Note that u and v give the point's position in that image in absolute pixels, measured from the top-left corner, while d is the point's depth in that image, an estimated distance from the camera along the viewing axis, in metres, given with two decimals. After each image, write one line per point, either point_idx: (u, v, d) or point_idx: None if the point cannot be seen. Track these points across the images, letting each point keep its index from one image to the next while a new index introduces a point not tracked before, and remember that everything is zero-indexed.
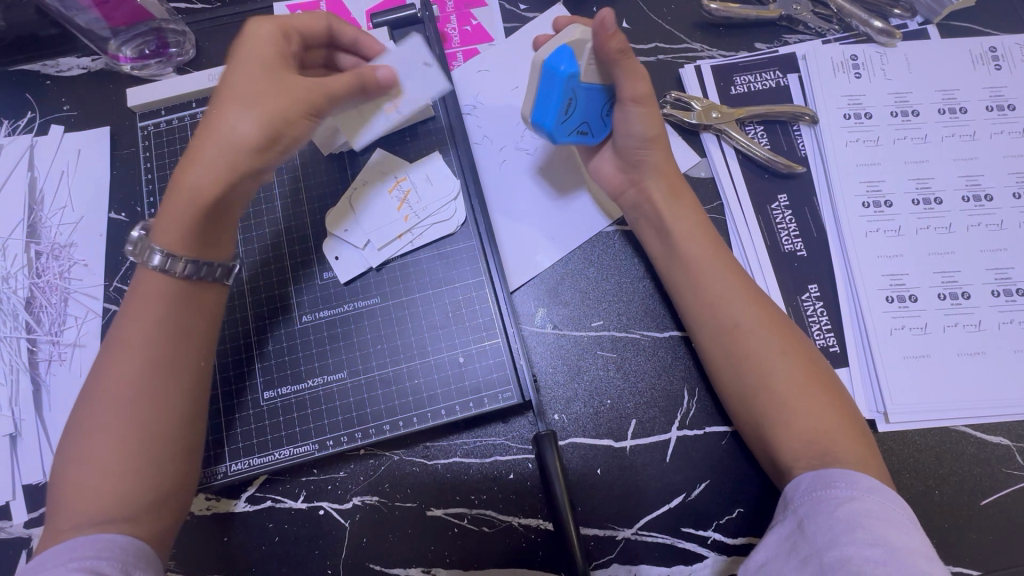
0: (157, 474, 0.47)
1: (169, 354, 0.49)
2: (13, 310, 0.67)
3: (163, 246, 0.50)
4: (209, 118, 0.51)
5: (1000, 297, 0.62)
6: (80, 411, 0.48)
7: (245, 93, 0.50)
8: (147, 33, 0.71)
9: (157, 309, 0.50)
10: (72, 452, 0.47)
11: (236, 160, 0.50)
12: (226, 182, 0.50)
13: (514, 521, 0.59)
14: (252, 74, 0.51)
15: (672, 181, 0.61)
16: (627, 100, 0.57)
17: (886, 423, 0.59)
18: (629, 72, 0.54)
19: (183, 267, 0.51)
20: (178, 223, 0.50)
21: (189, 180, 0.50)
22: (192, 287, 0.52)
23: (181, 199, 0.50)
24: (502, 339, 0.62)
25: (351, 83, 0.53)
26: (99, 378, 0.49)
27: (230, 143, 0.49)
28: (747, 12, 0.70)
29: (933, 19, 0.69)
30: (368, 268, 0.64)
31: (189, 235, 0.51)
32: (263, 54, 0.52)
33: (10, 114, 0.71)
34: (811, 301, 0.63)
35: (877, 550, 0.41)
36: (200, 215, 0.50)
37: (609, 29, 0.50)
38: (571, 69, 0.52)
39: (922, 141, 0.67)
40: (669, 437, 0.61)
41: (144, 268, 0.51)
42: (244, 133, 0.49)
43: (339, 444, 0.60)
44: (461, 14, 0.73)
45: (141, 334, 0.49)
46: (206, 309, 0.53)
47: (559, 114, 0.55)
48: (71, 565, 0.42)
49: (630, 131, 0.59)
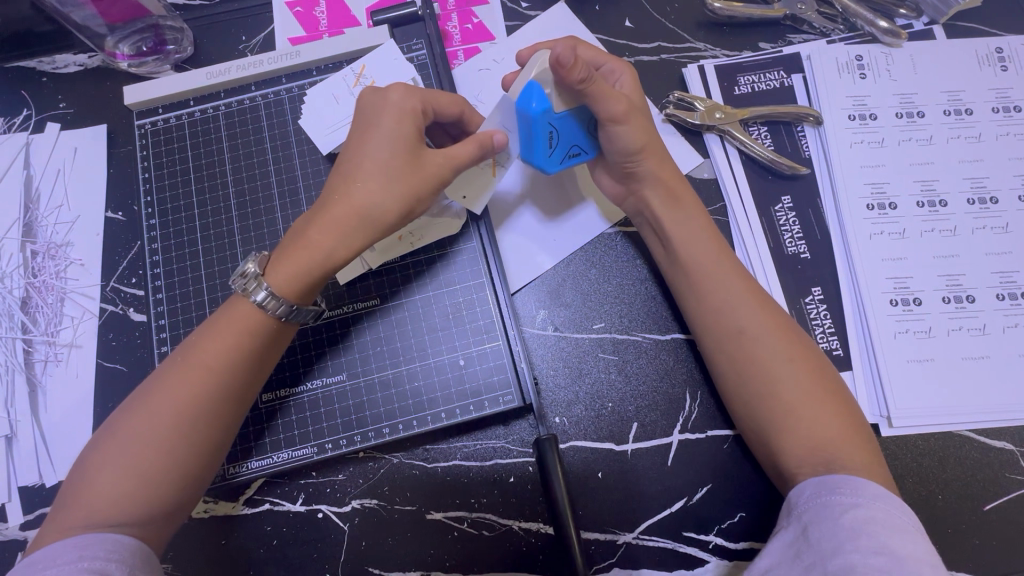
0: (170, 487, 0.46)
1: (231, 382, 0.49)
2: (9, 310, 0.66)
3: (272, 289, 0.49)
4: (347, 176, 0.51)
5: (1004, 301, 0.61)
6: (124, 413, 0.47)
7: (384, 159, 0.50)
8: (145, 29, 0.70)
9: (234, 336, 0.50)
10: (97, 450, 0.46)
11: (370, 224, 0.50)
12: (351, 243, 0.50)
13: (515, 525, 0.59)
14: (384, 139, 0.51)
15: (671, 186, 0.59)
16: (605, 120, 0.54)
17: (889, 428, 0.59)
18: (601, 94, 0.52)
19: (276, 307, 0.50)
20: (291, 271, 0.50)
21: (311, 238, 0.50)
22: (277, 327, 0.51)
23: (295, 253, 0.50)
24: (503, 341, 0.61)
25: (470, 149, 0.53)
26: (154, 388, 0.48)
27: (372, 209, 0.50)
28: (751, 11, 0.69)
29: (939, 19, 0.69)
30: (368, 268, 0.62)
31: (300, 282, 0.50)
32: (390, 111, 0.52)
33: (6, 111, 0.71)
34: (815, 304, 0.62)
35: (882, 558, 0.40)
36: (319, 272, 0.50)
37: (566, 63, 0.47)
38: (542, 106, 0.51)
39: (927, 142, 0.66)
40: (670, 440, 0.60)
41: (244, 300, 0.51)
42: (380, 197, 0.50)
43: (338, 447, 0.59)
44: (462, 12, 0.72)
45: (210, 358, 0.49)
46: (279, 342, 0.53)
47: (543, 149, 0.55)
48: (80, 565, 0.41)
49: (617, 145, 0.57)
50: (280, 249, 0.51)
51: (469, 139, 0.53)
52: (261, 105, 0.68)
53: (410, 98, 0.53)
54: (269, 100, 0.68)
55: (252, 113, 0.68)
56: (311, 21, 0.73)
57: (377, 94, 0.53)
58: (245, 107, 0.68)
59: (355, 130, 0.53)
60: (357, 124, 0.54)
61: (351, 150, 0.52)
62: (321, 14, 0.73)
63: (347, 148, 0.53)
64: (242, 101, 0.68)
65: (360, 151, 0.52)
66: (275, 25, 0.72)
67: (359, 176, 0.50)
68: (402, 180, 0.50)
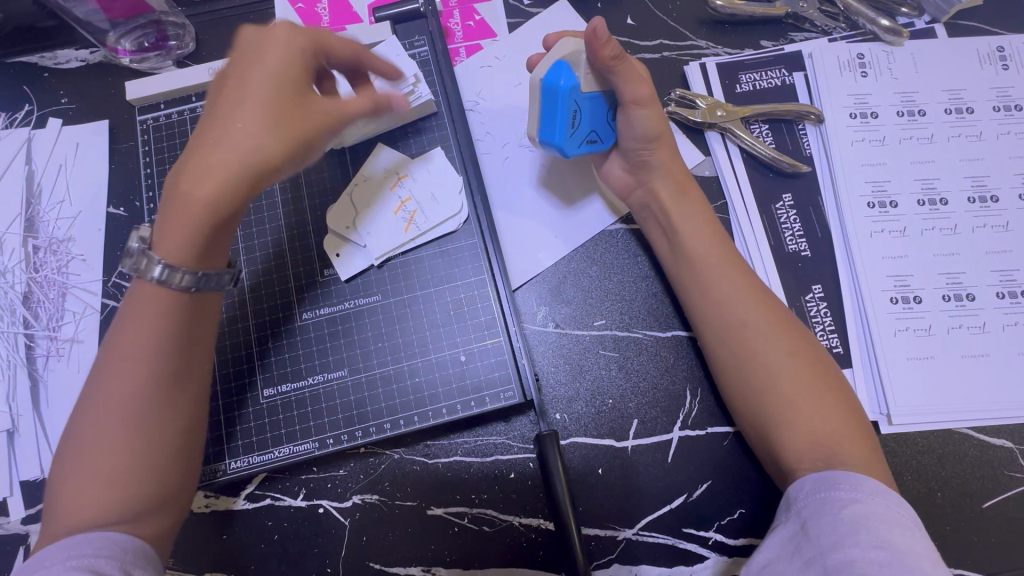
0: (150, 482, 0.47)
1: (162, 368, 0.48)
2: (11, 305, 0.66)
3: (166, 259, 0.47)
4: (220, 121, 0.47)
5: (1004, 299, 0.62)
6: (78, 418, 0.47)
7: (268, 101, 0.47)
8: (147, 25, 0.70)
9: (149, 317, 0.48)
10: (65, 462, 0.47)
11: (250, 171, 0.46)
12: (228, 196, 0.46)
13: (515, 521, 0.59)
14: (265, 78, 0.47)
15: (680, 179, 0.61)
16: (628, 103, 0.58)
17: (889, 425, 0.59)
18: (626, 77, 0.56)
19: (182, 280, 0.48)
20: (179, 236, 0.47)
21: (188, 191, 0.46)
22: (194, 299, 0.50)
23: (179, 211, 0.46)
24: (505, 337, 0.61)
25: (364, 104, 0.52)
26: (96, 385, 0.47)
27: (246, 154, 0.45)
28: (753, 9, 0.69)
29: (941, 17, 0.69)
30: (370, 264, 0.63)
31: (195, 244, 0.47)
32: (268, 54, 0.48)
33: (8, 107, 0.71)
34: (816, 302, 0.63)
35: (881, 552, 0.40)
36: (203, 231, 0.47)
37: (601, 38, 0.52)
38: (570, 83, 0.55)
39: (928, 140, 0.66)
40: (671, 437, 0.60)
41: (142, 282, 0.48)
42: (262, 143, 0.46)
43: (339, 443, 0.60)
44: (463, 9, 0.72)
45: (132, 344, 0.47)
46: (203, 317, 0.51)
47: (566, 128, 0.57)
48: (68, 564, 0.41)
49: (633, 131, 0.59)
50: (164, 216, 0.47)
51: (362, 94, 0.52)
52: None
53: (292, 35, 0.50)
54: None
55: None
56: (312, 18, 0.73)
57: (255, 37, 0.50)
58: None
59: (229, 76, 0.49)
60: (231, 65, 0.50)
61: (230, 93, 0.48)
62: (322, 10, 0.73)
63: (216, 96, 0.49)
64: None
65: (236, 96, 0.47)
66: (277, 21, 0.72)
67: (236, 119, 0.46)
68: (288, 123, 0.47)
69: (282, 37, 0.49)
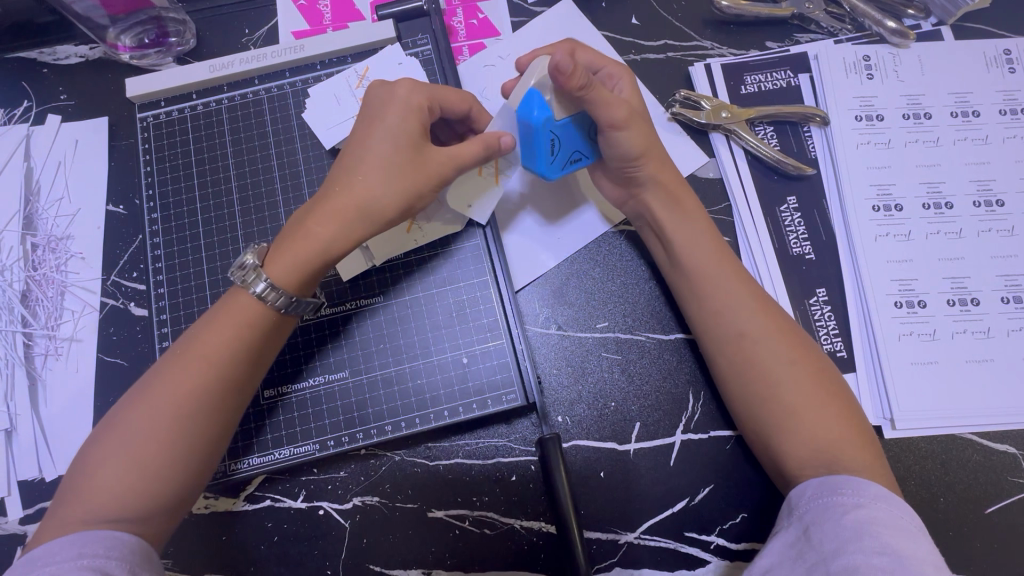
0: (169, 478, 0.46)
1: (228, 374, 0.48)
2: (9, 303, 0.66)
3: (272, 280, 0.49)
4: (350, 168, 0.51)
5: (1009, 304, 0.61)
6: (123, 409, 0.47)
7: (387, 153, 0.51)
8: (147, 21, 0.69)
9: (230, 326, 0.49)
10: (97, 444, 0.46)
11: (371, 217, 0.50)
12: (349, 238, 0.50)
13: (517, 524, 0.59)
14: (390, 136, 0.51)
15: (672, 190, 0.59)
16: (605, 127, 0.54)
17: (892, 430, 0.59)
18: (600, 101, 0.52)
19: (277, 299, 0.49)
20: (292, 262, 0.50)
21: (311, 227, 0.50)
22: (275, 317, 0.51)
23: (297, 242, 0.50)
24: (507, 339, 0.61)
25: (475, 150, 0.53)
26: (155, 380, 0.48)
27: (371, 203, 0.50)
28: (758, 10, 0.69)
29: (947, 19, 0.68)
30: (371, 264, 0.62)
31: (303, 276, 0.50)
32: (394, 117, 0.52)
33: (6, 103, 0.70)
34: (819, 305, 0.62)
35: (885, 558, 0.40)
36: (317, 263, 0.50)
37: (565, 71, 0.48)
38: (542, 115, 0.52)
39: (934, 143, 0.66)
40: (673, 440, 0.60)
41: (242, 293, 0.50)
42: (385, 194, 0.50)
43: (340, 445, 0.59)
44: (467, 7, 0.72)
45: (206, 348, 0.48)
46: (276, 336, 0.52)
47: (546, 156, 0.55)
48: (79, 562, 0.41)
49: (619, 151, 0.56)
50: (280, 243, 0.51)
51: (476, 141, 0.53)
52: (264, 99, 0.67)
53: (417, 93, 0.53)
54: (272, 94, 0.67)
55: (255, 106, 0.67)
56: (314, 15, 0.72)
57: (384, 93, 0.53)
58: (248, 101, 0.67)
59: (363, 126, 0.53)
60: (364, 119, 0.54)
61: (356, 140, 0.52)
62: (324, 8, 0.72)
63: (353, 145, 0.52)
64: (245, 95, 0.67)
65: (367, 149, 0.51)
66: (279, 18, 0.72)
67: (370, 173, 0.50)
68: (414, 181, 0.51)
69: (405, 95, 0.52)
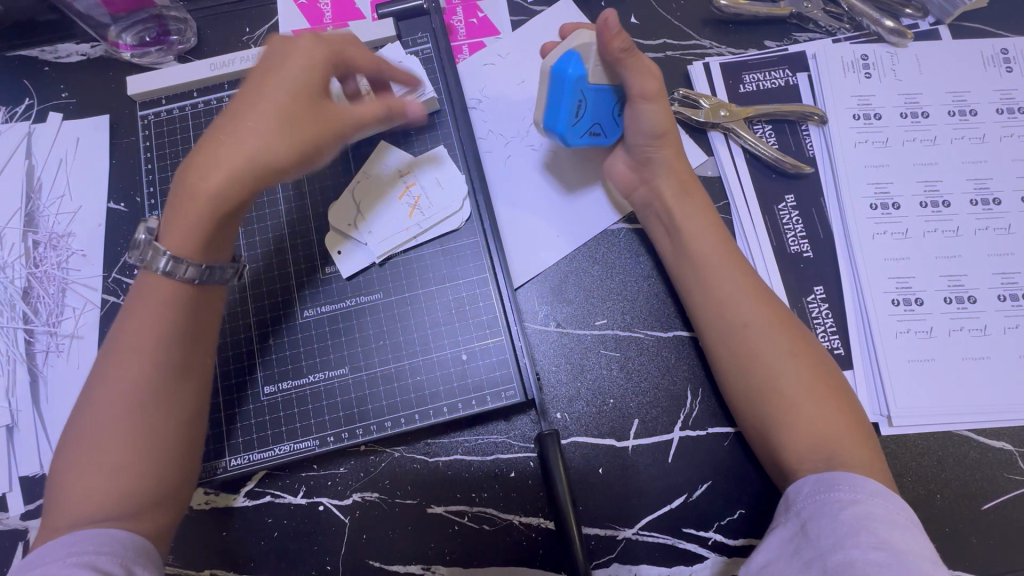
0: (147, 474, 0.46)
1: (168, 359, 0.48)
2: (10, 300, 0.66)
3: (171, 252, 0.48)
4: (236, 117, 0.48)
5: (1006, 302, 0.62)
6: (81, 412, 0.47)
7: (282, 105, 0.48)
8: (148, 20, 0.70)
9: (160, 312, 0.49)
10: (66, 456, 0.46)
11: (257, 169, 0.47)
12: (240, 192, 0.47)
13: (516, 520, 0.59)
14: (288, 87, 0.48)
15: (684, 178, 0.61)
16: (637, 97, 0.58)
17: (889, 427, 0.59)
18: (636, 71, 0.56)
19: (190, 272, 0.49)
20: (189, 226, 0.48)
21: (201, 183, 0.47)
22: (196, 292, 0.50)
23: (188, 205, 0.48)
24: (506, 337, 0.61)
25: (376, 112, 0.52)
26: (101, 379, 0.48)
27: (259, 150, 0.47)
28: (757, 9, 0.69)
29: (945, 19, 0.69)
30: (373, 261, 0.63)
31: (198, 240, 0.49)
32: (294, 68, 0.49)
33: (8, 101, 0.70)
34: (817, 303, 0.63)
35: (881, 553, 0.40)
36: (214, 224, 0.48)
37: (610, 29, 0.52)
38: (576, 72, 0.55)
39: (931, 142, 0.66)
40: (672, 437, 0.60)
41: (148, 273, 0.50)
42: (270, 145, 0.47)
43: (340, 441, 0.60)
44: (467, 6, 0.72)
45: (139, 338, 0.48)
46: (206, 310, 0.52)
47: (570, 116, 0.58)
48: (67, 561, 0.41)
49: (640, 127, 0.59)
50: (174, 206, 0.48)
51: (375, 103, 0.52)
52: None
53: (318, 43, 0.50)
54: None
55: None
56: (315, 13, 0.72)
57: (282, 44, 0.50)
58: None
59: (256, 76, 0.50)
60: (257, 66, 0.50)
61: (250, 90, 0.49)
62: (325, 6, 0.73)
63: (241, 94, 0.49)
64: None
65: (260, 99, 0.48)
66: (279, 17, 0.72)
67: (257, 124, 0.47)
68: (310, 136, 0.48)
69: (308, 47, 0.50)
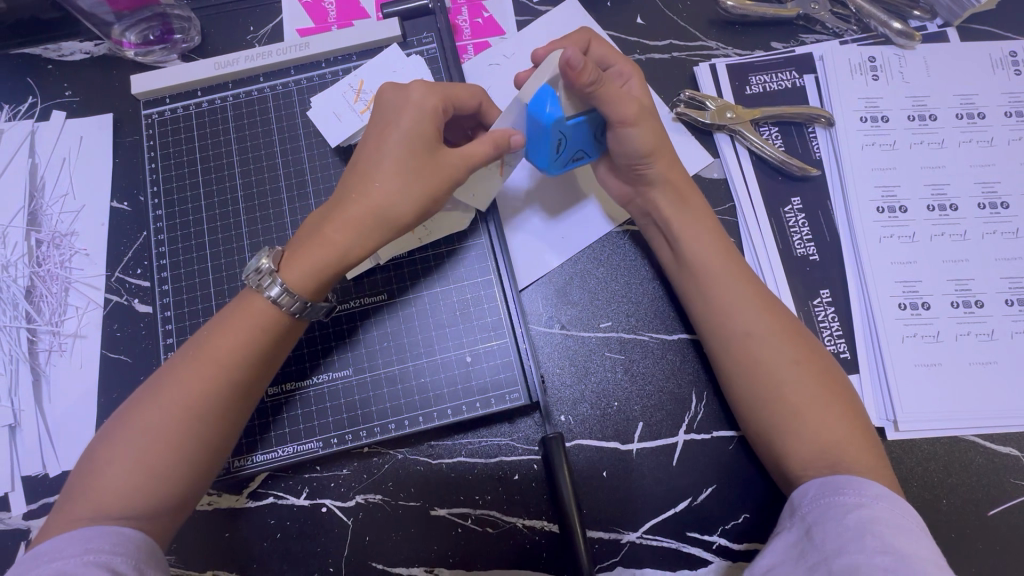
0: (185, 480, 0.46)
1: (239, 379, 0.48)
2: (13, 298, 0.66)
3: (287, 285, 0.49)
4: (364, 170, 0.51)
5: (1013, 307, 0.61)
6: (133, 407, 0.47)
7: (399, 153, 0.51)
8: (151, 18, 0.69)
9: (244, 328, 0.49)
10: (104, 446, 0.46)
11: (384, 224, 0.51)
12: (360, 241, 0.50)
13: (519, 522, 0.59)
14: (403, 138, 0.51)
15: (678, 186, 0.59)
16: (615, 124, 0.55)
17: (895, 431, 0.59)
18: (612, 100, 0.52)
19: (290, 303, 0.50)
20: (311, 272, 0.50)
21: (329, 235, 0.50)
22: (290, 323, 0.51)
23: (312, 249, 0.50)
24: (511, 339, 0.61)
25: (483, 148, 0.52)
26: (168, 380, 0.48)
27: (386, 209, 0.50)
28: (764, 10, 0.68)
29: (953, 21, 0.68)
30: (377, 263, 0.62)
31: (317, 277, 0.50)
32: (409, 121, 0.52)
33: (11, 99, 0.70)
34: (823, 306, 0.62)
35: (887, 558, 0.40)
36: (331, 270, 0.50)
37: (576, 67, 0.48)
38: (555, 113, 0.51)
39: (939, 145, 0.66)
40: (676, 440, 0.60)
41: (254, 293, 0.50)
42: (399, 205, 0.50)
43: (343, 443, 0.59)
44: (472, 6, 0.72)
45: (220, 350, 0.48)
46: (288, 340, 0.52)
47: (552, 153, 0.56)
48: (84, 558, 0.41)
49: (627, 150, 0.57)
50: (296, 246, 0.51)
51: (485, 138, 0.52)
52: (269, 97, 0.67)
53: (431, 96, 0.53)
54: (277, 92, 0.67)
55: (260, 105, 0.67)
56: (320, 13, 0.72)
57: (398, 93, 0.53)
58: (253, 99, 0.67)
59: (376, 126, 0.53)
60: (377, 118, 0.54)
61: (368, 146, 0.52)
62: (329, 6, 0.72)
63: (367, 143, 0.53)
64: (250, 92, 0.68)
65: (379, 149, 0.51)
66: (284, 16, 0.72)
67: (378, 170, 0.51)
68: (419, 179, 0.51)
69: (423, 95, 0.53)
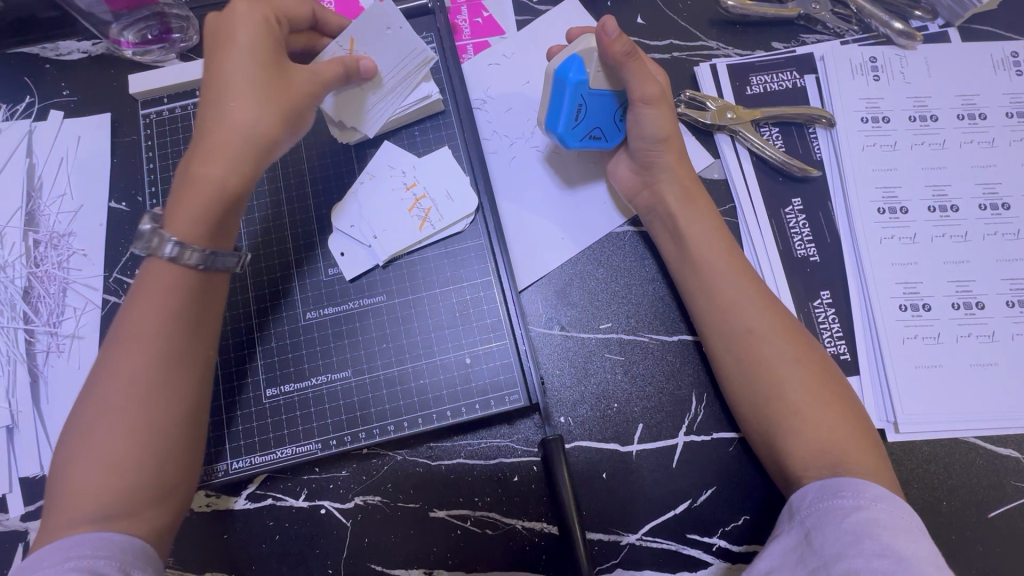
0: (160, 468, 0.47)
1: (173, 347, 0.48)
2: (10, 299, 0.65)
3: (180, 240, 0.48)
4: (211, 103, 0.50)
5: (1014, 309, 0.61)
6: (83, 405, 0.47)
7: (245, 71, 0.50)
8: (150, 17, 0.69)
9: (160, 299, 0.48)
10: (68, 453, 0.46)
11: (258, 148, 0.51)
12: (244, 168, 0.50)
13: (518, 524, 0.59)
14: (246, 56, 0.51)
15: (687, 185, 0.60)
16: (637, 102, 0.57)
17: (895, 433, 0.59)
18: (637, 75, 0.56)
19: (193, 258, 0.49)
20: (195, 216, 0.49)
21: (203, 173, 0.49)
22: (200, 279, 0.50)
23: (192, 194, 0.49)
24: (510, 340, 0.61)
25: (337, 68, 0.55)
26: (104, 369, 0.47)
27: (237, 127, 0.50)
28: (765, 10, 0.68)
29: (955, 21, 0.68)
30: (375, 264, 0.62)
31: (206, 219, 0.49)
32: (245, 40, 0.51)
33: (9, 98, 0.70)
34: (824, 308, 0.62)
35: (886, 562, 0.40)
36: (220, 208, 0.50)
37: (610, 35, 0.53)
38: (579, 77, 0.56)
39: (940, 146, 0.65)
40: (676, 442, 0.60)
41: (153, 262, 0.49)
42: (252, 114, 0.50)
43: (341, 444, 0.59)
44: (472, 5, 0.71)
45: (142, 326, 0.48)
46: (210, 301, 0.51)
47: (569, 120, 0.58)
48: (67, 565, 0.41)
49: (644, 133, 0.59)
50: (173, 203, 0.50)
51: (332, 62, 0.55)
52: None
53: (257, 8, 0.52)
54: None
55: None
56: None
57: (218, 19, 0.52)
58: None
59: (208, 55, 0.52)
60: (205, 44, 0.52)
61: (211, 68, 0.51)
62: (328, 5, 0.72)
63: (203, 77, 0.52)
64: None
65: (222, 76, 0.50)
66: None
67: (224, 101, 0.50)
68: (278, 96, 0.51)
69: (249, 12, 0.52)
